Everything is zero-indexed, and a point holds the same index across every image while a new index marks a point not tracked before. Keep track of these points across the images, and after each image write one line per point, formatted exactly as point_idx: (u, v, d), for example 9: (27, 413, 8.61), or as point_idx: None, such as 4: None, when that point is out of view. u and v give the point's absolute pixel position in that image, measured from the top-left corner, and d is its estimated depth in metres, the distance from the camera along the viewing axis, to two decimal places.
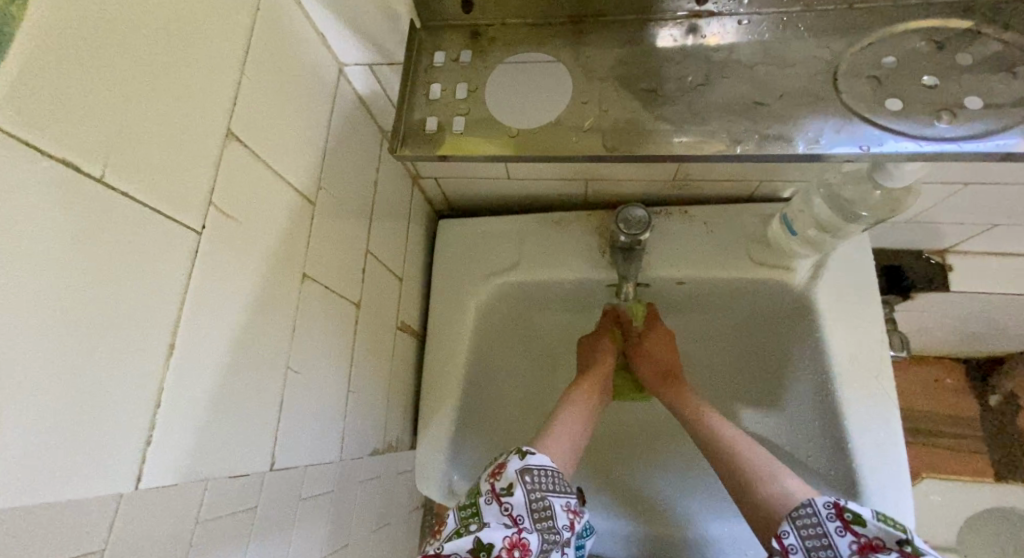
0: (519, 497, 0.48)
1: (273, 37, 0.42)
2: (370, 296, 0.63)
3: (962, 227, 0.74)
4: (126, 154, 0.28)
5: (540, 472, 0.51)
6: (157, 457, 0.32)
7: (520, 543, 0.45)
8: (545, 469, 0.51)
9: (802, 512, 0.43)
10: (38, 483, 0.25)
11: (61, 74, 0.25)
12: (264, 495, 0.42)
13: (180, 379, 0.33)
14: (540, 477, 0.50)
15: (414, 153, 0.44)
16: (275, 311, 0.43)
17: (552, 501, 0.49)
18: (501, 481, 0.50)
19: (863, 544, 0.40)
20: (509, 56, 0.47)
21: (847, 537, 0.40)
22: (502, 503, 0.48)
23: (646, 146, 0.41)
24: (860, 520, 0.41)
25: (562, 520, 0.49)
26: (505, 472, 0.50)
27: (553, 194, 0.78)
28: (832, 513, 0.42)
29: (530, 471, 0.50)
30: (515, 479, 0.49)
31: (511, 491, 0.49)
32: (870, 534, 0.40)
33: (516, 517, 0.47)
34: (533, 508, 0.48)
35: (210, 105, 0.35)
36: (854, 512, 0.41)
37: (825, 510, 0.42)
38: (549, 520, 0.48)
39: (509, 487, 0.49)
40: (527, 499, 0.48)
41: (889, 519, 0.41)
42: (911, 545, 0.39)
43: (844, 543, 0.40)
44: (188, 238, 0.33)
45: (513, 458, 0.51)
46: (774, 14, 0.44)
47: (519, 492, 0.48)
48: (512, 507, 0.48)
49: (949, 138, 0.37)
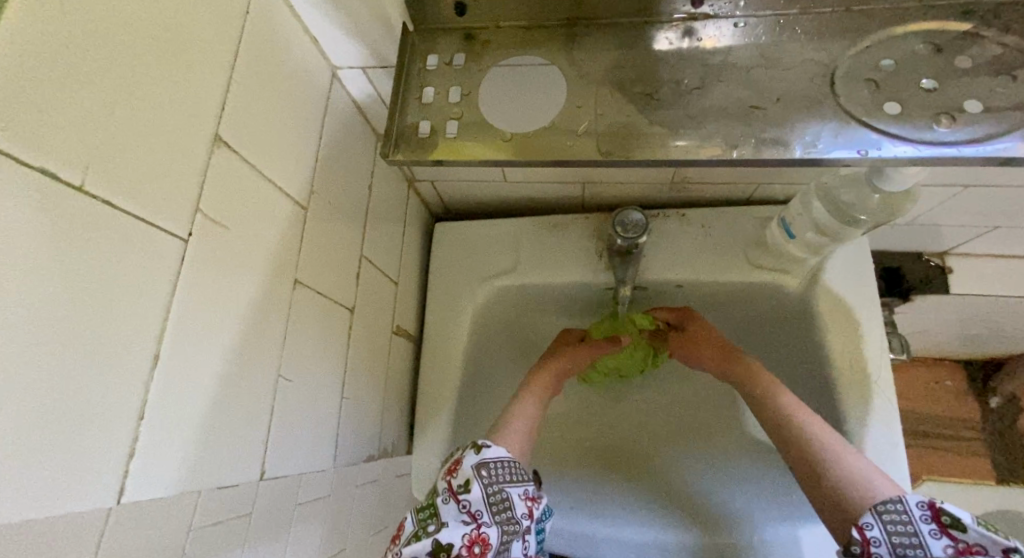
0: (476, 493, 0.48)
1: (263, 41, 0.42)
2: (365, 301, 0.62)
3: (963, 230, 0.73)
4: (109, 162, 0.28)
5: (496, 465, 0.51)
6: (141, 469, 0.31)
7: (479, 538, 0.46)
8: (501, 461, 0.51)
9: (891, 505, 0.39)
10: (22, 501, 0.24)
11: (40, 78, 0.24)
12: (257, 505, 0.42)
13: (165, 390, 0.32)
14: (497, 470, 0.50)
15: (407, 158, 0.44)
16: (267, 317, 0.42)
17: (509, 493, 0.50)
18: (457, 478, 0.50)
19: (962, 549, 0.36)
20: (503, 59, 0.47)
21: (944, 539, 0.37)
22: (460, 501, 0.48)
23: (642, 150, 0.40)
24: (959, 524, 0.37)
25: (520, 509, 0.50)
26: (461, 468, 0.50)
27: (550, 196, 0.77)
28: (927, 513, 0.38)
29: (486, 465, 0.50)
30: (471, 474, 0.49)
31: (468, 488, 0.48)
32: (971, 541, 0.36)
33: (475, 513, 0.47)
34: (490, 502, 0.48)
35: (197, 110, 0.34)
36: (953, 515, 0.37)
37: (919, 509, 0.38)
38: (508, 512, 0.49)
39: (465, 484, 0.49)
40: (484, 494, 0.48)
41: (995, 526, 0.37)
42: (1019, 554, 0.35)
43: (939, 546, 0.37)
44: (173, 246, 0.32)
45: (469, 454, 0.51)
46: (771, 17, 0.43)
47: (476, 489, 0.48)
48: (469, 504, 0.48)
49: (949, 141, 0.36)
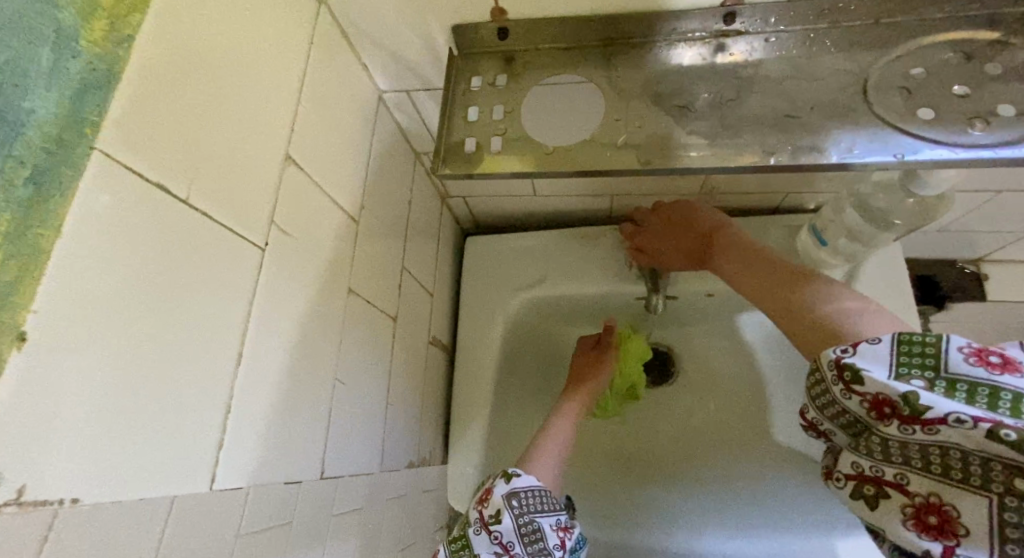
0: (507, 524, 0.50)
1: (323, 67, 0.46)
2: (406, 311, 0.65)
3: (996, 236, 0.73)
4: (206, 179, 0.31)
5: (527, 494, 0.52)
6: (227, 460, 0.33)
7: None
8: (533, 489, 0.52)
9: (816, 380, 0.34)
10: (133, 482, 0.27)
11: (160, 104, 0.27)
12: (311, 504, 0.44)
13: (247, 387, 0.35)
14: (528, 499, 0.51)
15: (454, 171, 0.46)
16: (326, 325, 0.45)
17: (541, 522, 0.50)
18: (489, 508, 0.51)
19: (876, 402, 0.31)
20: (544, 79, 0.49)
21: (854, 399, 0.32)
22: (491, 532, 0.50)
23: (680, 160, 0.42)
24: (859, 378, 0.31)
25: (552, 540, 0.50)
26: (491, 498, 0.52)
27: (580, 208, 0.80)
28: (834, 373, 0.33)
29: (517, 494, 0.51)
30: (502, 504, 0.51)
31: (499, 519, 0.50)
32: (874, 391, 0.30)
33: (507, 544, 0.49)
34: (522, 532, 0.49)
35: (269, 132, 0.37)
36: (857, 369, 0.31)
37: (828, 371, 0.33)
38: (540, 543, 0.49)
39: (496, 515, 0.50)
40: (515, 525, 0.49)
41: (914, 353, 0.30)
42: (944, 384, 0.29)
43: (856, 404, 0.32)
44: (254, 254, 0.35)
45: (499, 483, 0.52)
46: (800, 32, 0.45)
47: (506, 519, 0.50)
48: (501, 535, 0.49)
49: (984, 144, 0.37)
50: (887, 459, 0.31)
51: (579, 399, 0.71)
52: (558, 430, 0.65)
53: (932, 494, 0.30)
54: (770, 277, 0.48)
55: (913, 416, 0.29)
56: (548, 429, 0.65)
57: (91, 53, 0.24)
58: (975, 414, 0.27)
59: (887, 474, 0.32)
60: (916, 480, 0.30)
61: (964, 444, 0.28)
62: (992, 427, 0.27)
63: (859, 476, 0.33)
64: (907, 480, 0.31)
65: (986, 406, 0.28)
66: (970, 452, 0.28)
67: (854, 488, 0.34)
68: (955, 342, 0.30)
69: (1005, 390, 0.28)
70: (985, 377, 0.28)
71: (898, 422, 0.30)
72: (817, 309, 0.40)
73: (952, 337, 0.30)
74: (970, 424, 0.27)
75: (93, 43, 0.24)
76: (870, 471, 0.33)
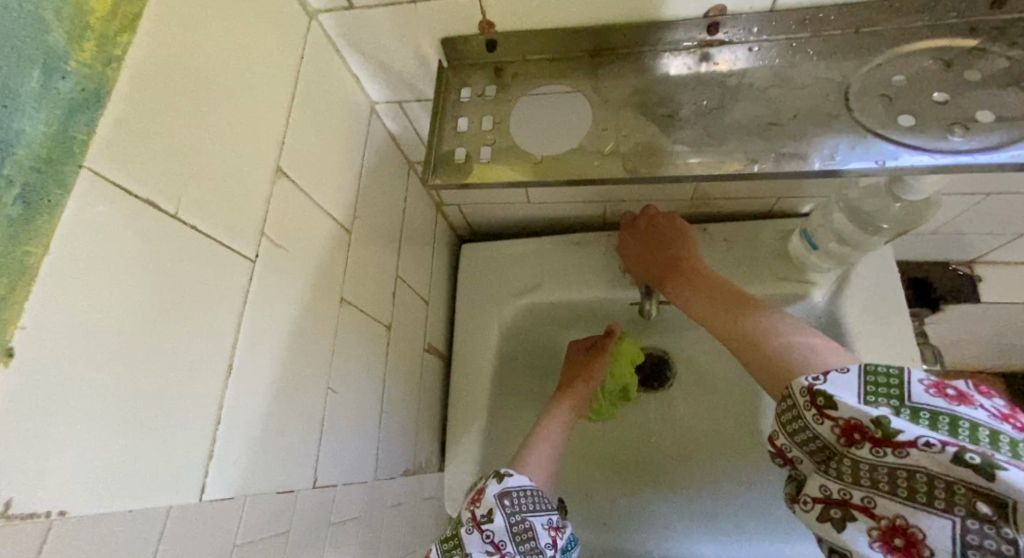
0: (499, 523, 0.50)
1: (314, 80, 0.46)
2: (400, 319, 0.65)
3: (988, 237, 0.74)
4: (195, 193, 0.31)
5: (519, 494, 0.52)
6: (218, 470, 0.34)
7: None
8: (524, 490, 0.53)
9: (787, 407, 0.35)
10: (121, 493, 0.27)
11: (149, 121, 0.28)
12: (306, 512, 0.44)
13: (237, 398, 0.35)
14: (520, 499, 0.52)
15: (443, 181, 0.46)
16: (318, 334, 0.46)
17: (532, 522, 0.51)
18: (480, 508, 0.51)
19: (845, 427, 0.31)
20: (532, 89, 0.50)
21: (825, 424, 0.32)
22: (484, 531, 0.49)
23: (666, 168, 0.43)
24: (831, 403, 0.32)
25: (544, 539, 0.50)
26: (484, 498, 0.52)
27: (573, 215, 0.81)
28: (806, 400, 0.33)
29: (509, 494, 0.52)
30: (494, 504, 0.51)
31: (491, 518, 0.50)
32: (845, 416, 0.31)
33: (499, 543, 0.49)
34: (514, 531, 0.49)
35: (260, 145, 0.38)
36: (828, 395, 0.32)
37: (800, 397, 0.34)
38: (532, 541, 0.49)
39: (488, 514, 0.50)
40: (508, 523, 0.50)
41: (879, 382, 0.31)
42: (908, 412, 0.30)
43: (826, 430, 0.32)
44: (243, 265, 0.36)
45: (491, 483, 0.53)
46: (783, 41, 0.45)
47: (499, 518, 0.50)
48: (494, 534, 0.49)
49: (964, 150, 0.38)
50: (856, 481, 0.32)
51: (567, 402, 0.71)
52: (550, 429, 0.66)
53: (898, 517, 0.30)
54: (733, 306, 0.50)
55: (884, 438, 0.30)
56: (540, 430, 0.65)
57: (79, 72, 0.24)
58: (943, 439, 0.28)
59: (855, 498, 0.32)
60: (882, 502, 0.31)
61: (931, 468, 0.29)
62: (958, 451, 0.28)
63: (825, 499, 0.34)
64: (874, 503, 0.31)
65: (949, 432, 0.28)
66: (936, 477, 0.29)
67: (821, 511, 0.34)
68: (915, 375, 0.31)
69: (964, 419, 0.29)
70: (945, 407, 0.29)
71: (869, 446, 0.30)
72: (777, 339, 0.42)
73: (912, 370, 0.32)
74: (938, 448, 0.28)
75: (82, 63, 0.24)
76: (837, 494, 0.33)
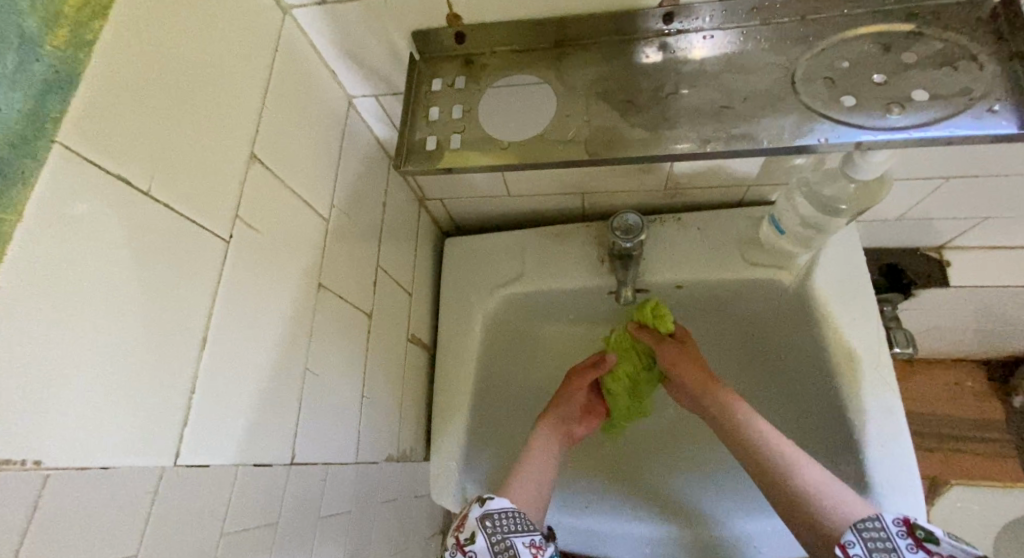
0: (480, 544, 0.50)
1: (289, 74, 0.48)
2: (381, 308, 0.67)
3: (954, 221, 0.76)
4: (168, 173, 0.33)
5: (500, 515, 0.53)
6: (194, 438, 0.35)
7: None
8: (506, 511, 0.53)
9: (874, 526, 0.41)
10: (96, 451, 0.28)
11: (123, 102, 0.30)
12: (287, 489, 0.45)
13: (213, 370, 0.37)
14: (501, 520, 0.52)
15: (416, 168, 0.48)
16: (297, 317, 0.47)
17: (514, 541, 0.50)
18: (464, 532, 0.52)
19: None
20: (499, 80, 0.52)
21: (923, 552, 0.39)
22: (466, 553, 0.50)
23: (626, 150, 0.45)
24: (934, 539, 0.39)
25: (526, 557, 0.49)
26: (467, 523, 0.53)
27: (552, 207, 0.83)
28: (904, 529, 0.40)
29: (491, 516, 0.52)
30: (476, 526, 0.52)
31: (473, 539, 0.51)
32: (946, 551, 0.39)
33: None
34: (494, 551, 0.49)
35: (234, 132, 0.40)
36: (928, 531, 0.40)
37: (895, 526, 0.41)
38: None
39: (471, 536, 0.51)
40: (489, 543, 0.50)
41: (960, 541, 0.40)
42: None
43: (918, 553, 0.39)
44: (218, 244, 0.37)
45: (474, 507, 0.54)
46: (735, 29, 0.48)
47: (480, 539, 0.50)
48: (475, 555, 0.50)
49: (900, 126, 0.40)
50: None
51: (551, 429, 0.68)
52: (540, 460, 0.63)
53: None
54: (736, 408, 0.59)
55: None
56: (530, 455, 0.63)
57: (53, 56, 0.27)
58: None
59: None
60: None
61: None
62: None
63: None
64: None
65: None
66: None
67: None
68: None
69: None
70: None
71: None
72: (793, 474, 0.49)
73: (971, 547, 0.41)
74: None
75: (56, 47, 0.27)
76: None
